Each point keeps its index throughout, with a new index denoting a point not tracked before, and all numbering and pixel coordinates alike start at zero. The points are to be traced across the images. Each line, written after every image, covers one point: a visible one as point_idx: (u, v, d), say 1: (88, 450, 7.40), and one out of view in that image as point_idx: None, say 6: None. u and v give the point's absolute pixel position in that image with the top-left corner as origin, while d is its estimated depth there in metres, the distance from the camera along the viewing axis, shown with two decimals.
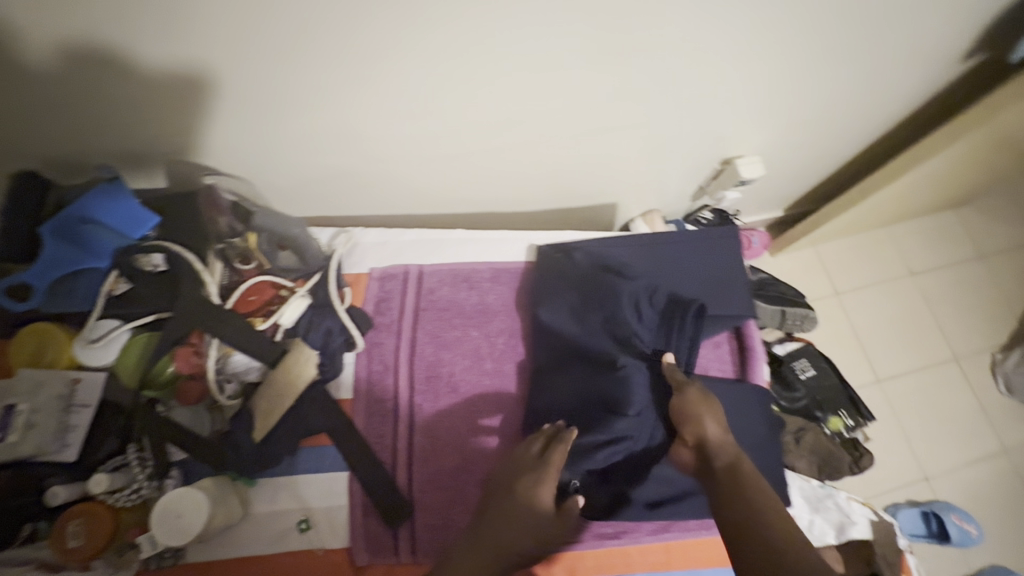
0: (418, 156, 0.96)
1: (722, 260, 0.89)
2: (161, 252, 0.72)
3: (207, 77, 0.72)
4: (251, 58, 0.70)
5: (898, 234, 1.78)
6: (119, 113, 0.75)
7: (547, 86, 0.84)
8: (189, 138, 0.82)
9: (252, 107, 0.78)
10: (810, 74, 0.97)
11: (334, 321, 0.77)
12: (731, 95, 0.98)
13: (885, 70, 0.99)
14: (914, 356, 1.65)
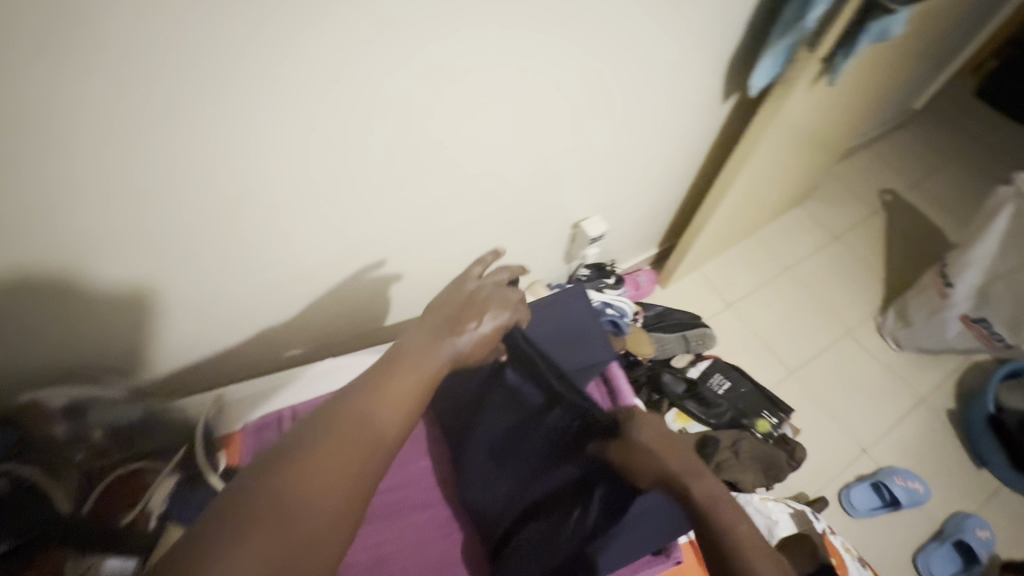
0: (286, 297, 1.00)
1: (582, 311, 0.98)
2: (8, 476, 0.68)
3: (145, 272, 0.78)
4: (176, 242, 0.77)
5: (762, 239, 2.00)
6: (59, 328, 0.78)
7: (405, 188, 0.92)
8: (134, 327, 0.86)
9: (187, 280, 0.84)
10: (620, 136, 1.13)
11: (208, 489, 0.77)
12: (591, 165, 1.16)
13: (669, 123, 1.17)
14: (813, 340, 1.79)
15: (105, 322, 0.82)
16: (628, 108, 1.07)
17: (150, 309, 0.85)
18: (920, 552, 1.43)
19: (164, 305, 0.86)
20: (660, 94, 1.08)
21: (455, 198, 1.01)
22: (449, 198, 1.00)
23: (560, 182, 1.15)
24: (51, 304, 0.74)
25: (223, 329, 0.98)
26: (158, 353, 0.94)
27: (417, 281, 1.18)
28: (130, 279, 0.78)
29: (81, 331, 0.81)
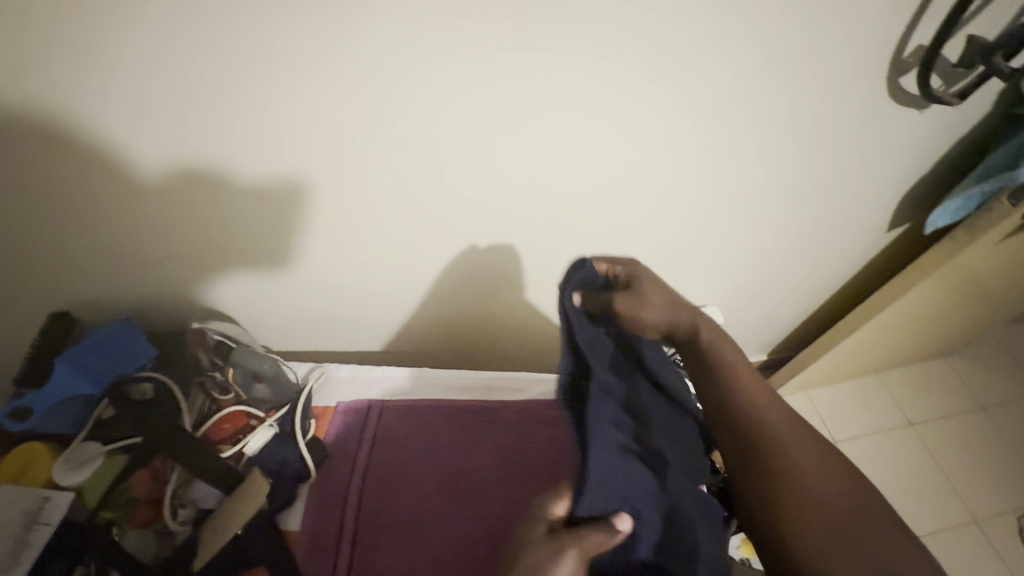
0: (420, 314, 1.00)
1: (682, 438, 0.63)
2: (152, 381, 0.71)
3: (277, 175, 0.70)
4: (286, 158, 0.69)
5: (890, 381, 1.79)
6: (145, 246, 0.76)
7: (630, 187, 0.84)
8: (237, 244, 0.79)
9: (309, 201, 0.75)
10: (798, 223, 1.04)
11: (293, 451, 0.75)
12: (780, 200, 0.96)
13: (826, 207, 1.02)
14: (931, 518, 1.53)
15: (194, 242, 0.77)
16: (781, 177, 0.91)
17: (257, 219, 0.75)
18: None
19: (277, 212, 0.75)
20: (810, 150, 0.87)
21: (642, 231, 0.95)
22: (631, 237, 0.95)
23: (740, 246, 1.06)
24: (128, 216, 0.72)
25: (350, 325, 0.98)
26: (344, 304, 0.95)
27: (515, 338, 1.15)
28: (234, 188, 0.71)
29: (173, 247, 0.77)
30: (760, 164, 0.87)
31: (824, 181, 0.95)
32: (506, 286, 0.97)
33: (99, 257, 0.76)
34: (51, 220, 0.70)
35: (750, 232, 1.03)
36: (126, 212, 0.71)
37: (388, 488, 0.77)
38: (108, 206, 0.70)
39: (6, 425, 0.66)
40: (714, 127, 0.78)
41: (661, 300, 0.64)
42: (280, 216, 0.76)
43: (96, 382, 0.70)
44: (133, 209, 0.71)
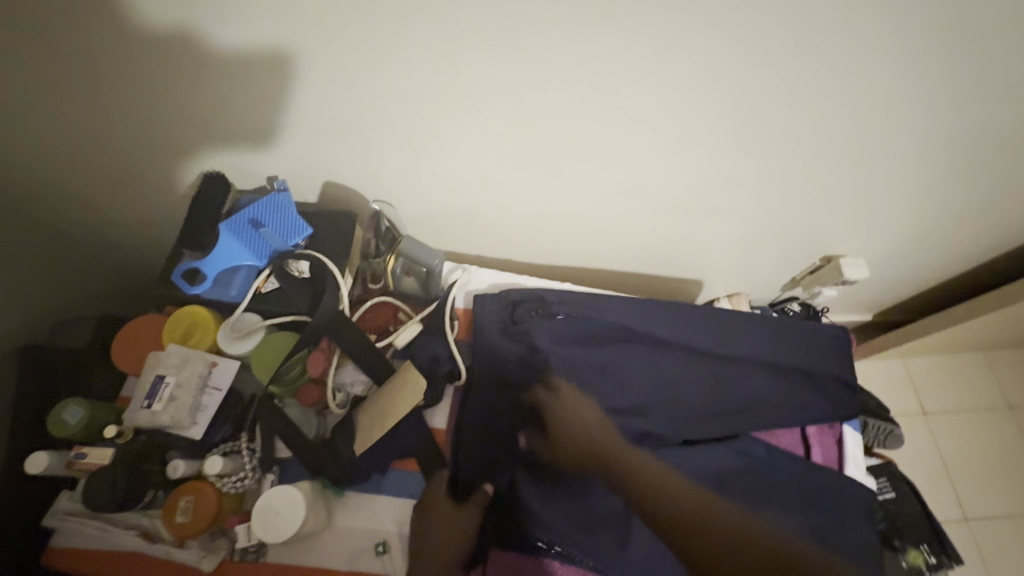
0: (556, 227, 0.93)
1: (677, 381, 0.75)
2: (308, 260, 0.67)
3: (279, 48, 0.59)
4: (312, 40, 0.58)
5: (995, 360, 1.68)
6: (174, 135, 0.69)
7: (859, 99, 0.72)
8: (265, 128, 0.69)
9: (325, 87, 0.64)
10: (1002, 170, 0.91)
11: (443, 348, 0.72)
12: (910, 137, 0.81)
13: (1019, 157, 0.88)
14: (1010, 499, 1.50)
15: (218, 133, 0.69)
16: (937, 117, 0.77)
17: (275, 102, 0.65)
18: None
19: (288, 91, 0.64)
20: (944, 85, 0.72)
21: (838, 155, 0.83)
22: (820, 162, 0.84)
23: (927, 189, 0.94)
24: (147, 98, 0.64)
25: (485, 228, 0.92)
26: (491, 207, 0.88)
27: (636, 266, 1.07)
28: (242, 66, 0.60)
29: (196, 139, 0.70)
30: (877, 96, 0.72)
31: (1017, 125, 0.80)
32: (660, 207, 0.89)
33: (124, 151, 0.70)
34: (60, 103, 0.63)
35: (946, 174, 0.91)
36: (132, 98, 0.63)
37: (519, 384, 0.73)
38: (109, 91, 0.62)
39: (180, 286, 0.65)
40: (814, 40, 0.63)
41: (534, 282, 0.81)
42: (292, 98, 0.65)
43: (258, 253, 0.66)
44: (139, 91, 0.63)
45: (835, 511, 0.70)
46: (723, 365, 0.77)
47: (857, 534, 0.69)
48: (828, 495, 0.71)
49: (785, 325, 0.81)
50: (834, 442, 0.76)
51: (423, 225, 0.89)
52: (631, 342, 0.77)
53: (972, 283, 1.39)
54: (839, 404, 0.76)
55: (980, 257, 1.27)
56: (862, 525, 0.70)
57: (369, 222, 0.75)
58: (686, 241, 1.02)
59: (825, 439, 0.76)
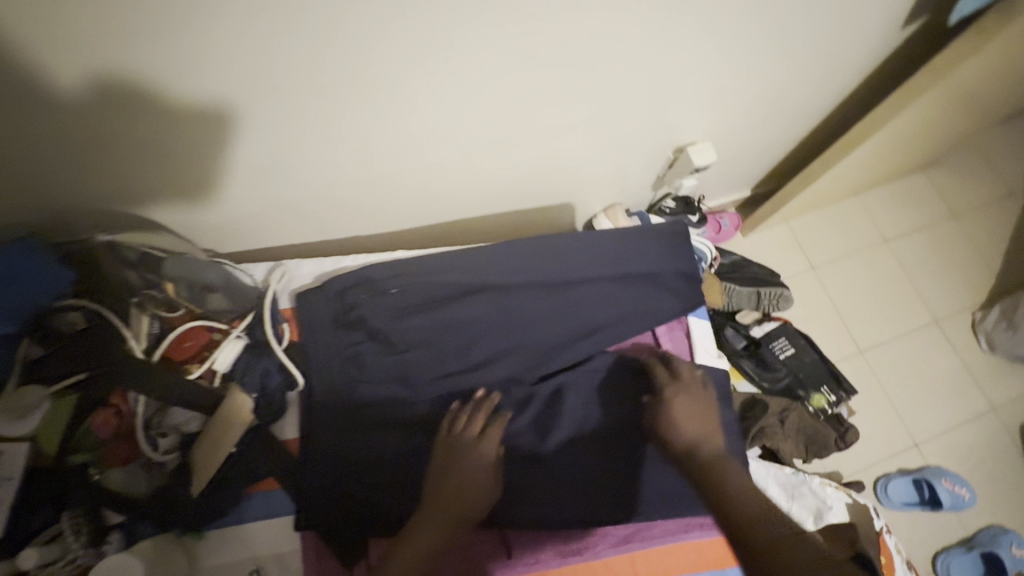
0: (386, 192, 0.87)
1: (519, 323, 0.73)
2: (81, 309, 0.61)
3: (219, 106, 0.60)
4: (251, 98, 0.60)
5: (867, 201, 1.79)
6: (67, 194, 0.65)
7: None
8: (191, 187, 0.69)
9: (265, 139, 0.66)
10: (803, 22, 0.91)
11: (272, 360, 0.68)
12: (712, 11, 0.79)
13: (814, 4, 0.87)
14: (895, 323, 1.65)
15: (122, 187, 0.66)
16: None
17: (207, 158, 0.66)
18: (943, 553, 1.39)
19: (212, 145, 0.64)
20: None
21: (641, 51, 0.79)
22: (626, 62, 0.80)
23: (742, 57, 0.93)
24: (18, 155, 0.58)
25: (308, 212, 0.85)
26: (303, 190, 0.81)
27: (491, 207, 1.03)
28: (169, 121, 0.59)
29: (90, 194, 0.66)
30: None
31: None
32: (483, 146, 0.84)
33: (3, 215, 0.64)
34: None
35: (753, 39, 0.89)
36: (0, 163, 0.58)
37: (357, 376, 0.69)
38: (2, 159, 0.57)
39: None
40: None
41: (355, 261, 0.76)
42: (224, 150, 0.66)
43: (6, 320, 0.58)
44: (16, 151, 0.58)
45: None
46: (562, 293, 0.75)
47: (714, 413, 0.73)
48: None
49: (631, 235, 0.79)
50: (686, 337, 0.78)
51: (236, 228, 0.82)
52: (465, 297, 0.73)
53: (828, 135, 1.44)
54: (687, 298, 0.78)
55: (825, 110, 1.30)
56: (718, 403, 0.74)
57: (107, 249, 0.62)
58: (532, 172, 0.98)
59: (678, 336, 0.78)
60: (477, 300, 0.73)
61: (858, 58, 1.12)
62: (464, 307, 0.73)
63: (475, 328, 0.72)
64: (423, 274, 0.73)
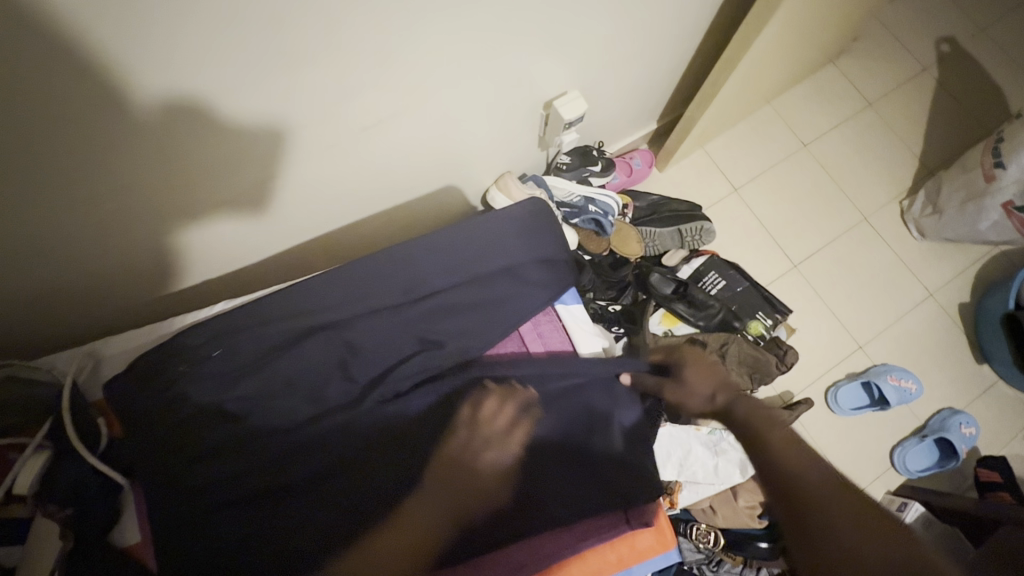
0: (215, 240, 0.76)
1: (365, 355, 0.66)
2: None
3: (272, 116, 0.62)
4: (298, 107, 0.63)
5: (781, 107, 1.72)
6: (140, 215, 0.64)
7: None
8: (251, 189, 0.71)
9: (312, 143, 0.70)
10: None
11: (84, 466, 0.60)
12: None
13: None
14: (826, 229, 1.61)
15: (203, 192, 0.67)
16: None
17: (266, 157, 0.67)
18: (899, 447, 1.41)
19: (268, 144, 0.65)
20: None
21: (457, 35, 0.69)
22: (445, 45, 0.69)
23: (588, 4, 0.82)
24: (154, 158, 0.58)
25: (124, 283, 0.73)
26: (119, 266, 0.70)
27: (352, 215, 0.93)
28: (235, 129, 0.60)
29: (191, 198, 0.66)
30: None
31: None
32: (308, 164, 0.74)
33: (78, 251, 0.64)
34: (95, 181, 0.57)
35: None
36: (144, 167, 0.58)
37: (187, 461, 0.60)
38: (70, 197, 0.57)
39: None
40: None
41: (173, 327, 0.68)
42: (271, 150, 0.67)
43: None
44: (139, 163, 0.57)
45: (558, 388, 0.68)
46: (410, 307, 0.68)
47: (591, 403, 0.69)
48: (564, 380, 0.69)
49: (481, 225, 0.72)
50: (560, 326, 0.72)
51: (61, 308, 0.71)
52: (300, 340, 0.66)
53: (720, 49, 1.33)
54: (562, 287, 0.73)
55: (705, 24, 1.19)
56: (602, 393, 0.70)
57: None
58: (388, 171, 0.88)
59: (551, 327, 0.71)
60: (315, 336, 0.66)
61: None
62: (301, 350, 0.65)
63: (316, 373, 0.65)
64: (253, 323, 0.66)
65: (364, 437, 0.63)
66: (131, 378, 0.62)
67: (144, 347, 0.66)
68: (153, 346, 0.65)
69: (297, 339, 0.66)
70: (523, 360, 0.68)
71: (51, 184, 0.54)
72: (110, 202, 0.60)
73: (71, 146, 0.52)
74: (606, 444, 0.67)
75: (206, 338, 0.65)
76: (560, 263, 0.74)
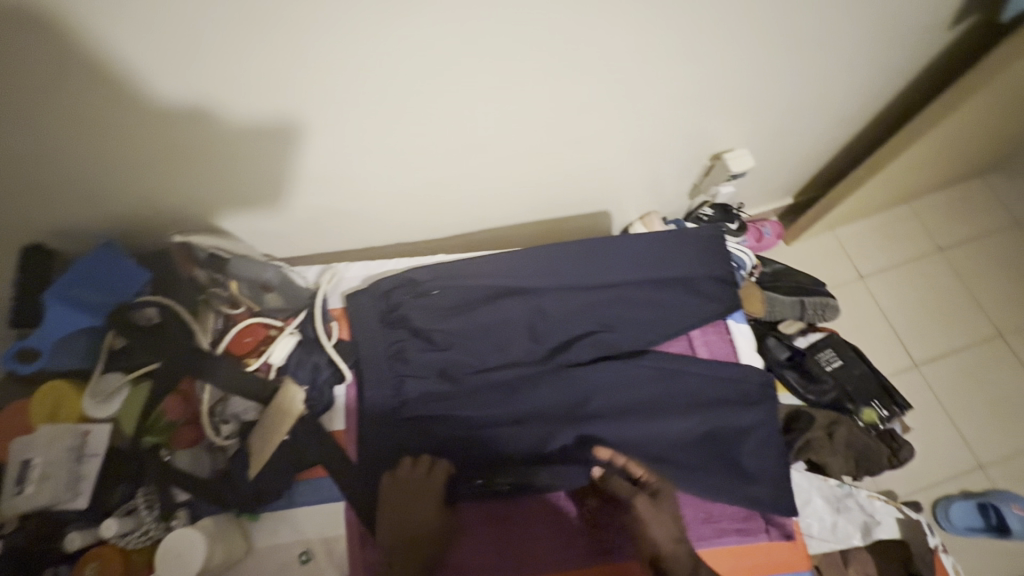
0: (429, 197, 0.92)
1: (552, 326, 0.75)
2: (155, 306, 0.66)
3: (279, 113, 0.64)
4: (308, 103, 0.64)
5: (920, 208, 1.72)
6: (166, 189, 0.70)
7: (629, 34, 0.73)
8: (272, 177, 0.73)
9: (353, 138, 0.71)
10: (842, 30, 0.92)
11: (322, 355, 0.72)
12: (743, 28, 0.82)
13: (852, 13, 0.89)
14: (954, 337, 1.56)
15: (229, 180, 0.71)
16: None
17: (284, 148, 0.69)
18: None
19: (282, 139, 0.68)
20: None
21: (671, 65, 0.83)
22: (662, 70, 0.83)
23: (777, 63, 0.94)
24: (172, 148, 0.64)
25: (351, 218, 0.90)
26: (362, 201, 0.86)
27: (527, 210, 1.07)
28: (237, 131, 0.64)
29: (213, 184, 0.71)
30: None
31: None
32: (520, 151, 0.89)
33: (103, 218, 0.70)
34: (119, 163, 0.64)
35: (792, 46, 0.91)
36: (165, 155, 0.65)
37: (401, 375, 0.72)
38: (102, 174, 0.64)
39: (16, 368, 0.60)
40: None
41: (401, 266, 0.81)
42: (286, 146, 0.69)
43: (93, 312, 0.63)
44: (250, 151, 0.68)
45: (720, 393, 0.73)
46: (595, 293, 0.76)
47: (753, 414, 0.72)
48: (728, 387, 0.74)
49: (671, 239, 0.79)
50: (721, 338, 0.79)
51: (309, 230, 0.88)
52: (497, 300, 0.76)
53: (875, 141, 1.39)
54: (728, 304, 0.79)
55: (871, 115, 1.26)
56: (764, 411, 0.73)
57: (186, 254, 0.68)
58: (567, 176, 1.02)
59: (713, 338, 0.78)
60: (509, 300, 0.75)
61: (905, 65, 1.11)
62: (498, 308, 0.75)
63: (506, 330, 0.74)
64: (461, 276, 0.77)
65: (541, 398, 0.72)
66: (372, 299, 0.76)
67: (377, 276, 0.80)
68: (384, 278, 0.77)
69: (495, 297, 0.76)
70: (693, 361, 0.74)
71: (84, 163, 0.63)
72: (157, 181, 0.68)
73: (90, 137, 0.60)
74: (759, 457, 0.70)
75: (425, 278, 0.76)
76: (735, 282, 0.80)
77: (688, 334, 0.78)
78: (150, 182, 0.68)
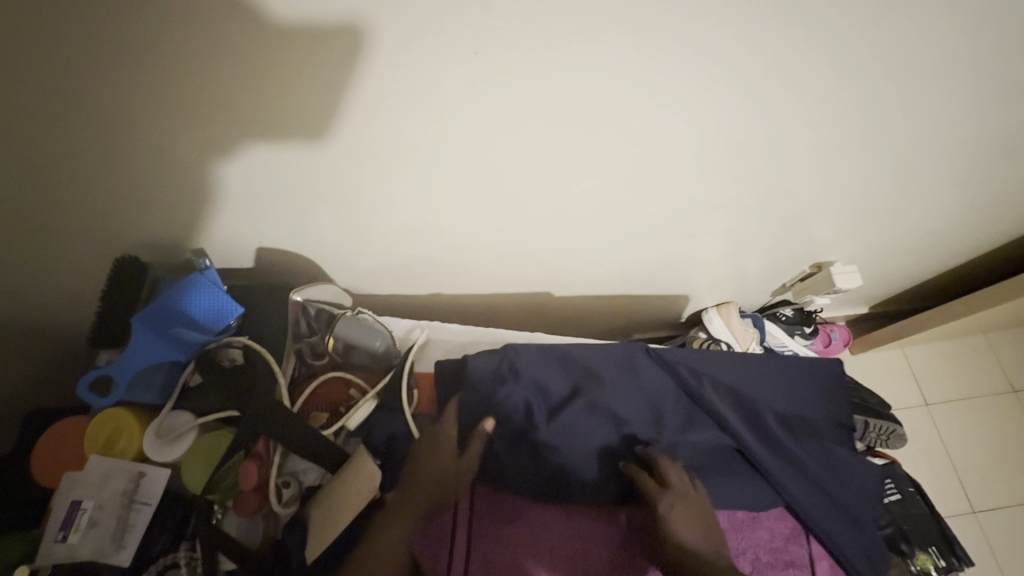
0: (523, 255, 0.88)
1: (640, 419, 0.71)
2: (239, 346, 0.62)
3: (326, 32, 0.46)
4: (373, 40, 0.48)
5: (998, 343, 1.63)
6: (165, 132, 0.54)
7: (777, 126, 0.69)
8: (305, 124, 0.56)
9: (442, 94, 0.55)
10: (990, 162, 0.87)
11: (400, 425, 0.66)
12: (892, 142, 0.77)
13: (1009, 150, 0.84)
14: (1017, 488, 1.46)
15: (243, 120, 0.54)
16: (935, 104, 0.70)
17: (325, 84, 0.51)
18: None
19: (322, 65, 0.50)
20: (934, 71, 0.64)
21: (809, 163, 0.78)
22: (801, 164, 0.78)
23: (914, 182, 0.89)
24: (216, 88, 0.51)
25: (440, 261, 0.86)
26: (462, 246, 0.83)
27: (612, 280, 1.03)
28: (262, 72, 0.49)
29: (248, 139, 0.57)
30: (877, 84, 0.65)
31: (1001, 120, 0.76)
32: (630, 223, 0.85)
33: (74, 147, 0.54)
34: (99, 73, 0.47)
35: (935, 168, 0.85)
36: (166, 72, 0.48)
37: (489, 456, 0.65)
38: (77, 85, 0.48)
39: (90, 400, 0.59)
40: (784, 52, 0.57)
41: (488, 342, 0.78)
42: (328, 79, 0.51)
43: (178, 348, 0.60)
44: (338, 96, 0.53)
45: (834, 523, 0.70)
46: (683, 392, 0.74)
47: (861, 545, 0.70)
48: (837, 512, 0.71)
49: (755, 360, 0.80)
50: (830, 503, 0.71)
51: (397, 265, 0.85)
52: (583, 387, 0.72)
53: (973, 269, 1.33)
54: (843, 466, 0.74)
55: (981, 248, 1.21)
56: (869, 548, 0.71)
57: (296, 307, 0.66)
58: (668, 252, 0.97)
59: (823, 500, 0.71)
60: (597, 390, 0.71)
61: None
62: (586, 398, 0.71)
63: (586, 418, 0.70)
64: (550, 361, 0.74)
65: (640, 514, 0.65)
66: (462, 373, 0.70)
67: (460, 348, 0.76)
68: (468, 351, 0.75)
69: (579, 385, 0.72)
70: (800, 490, 0.71)
71: (50, 68, 0.46)
72: (227, 127, 0.55)
73: (88, 69, 0.47)
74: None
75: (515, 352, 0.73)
76: (826, 403, 0.78)
77: (791, 459, 0.72)
78: (218, 133, 0.56)
